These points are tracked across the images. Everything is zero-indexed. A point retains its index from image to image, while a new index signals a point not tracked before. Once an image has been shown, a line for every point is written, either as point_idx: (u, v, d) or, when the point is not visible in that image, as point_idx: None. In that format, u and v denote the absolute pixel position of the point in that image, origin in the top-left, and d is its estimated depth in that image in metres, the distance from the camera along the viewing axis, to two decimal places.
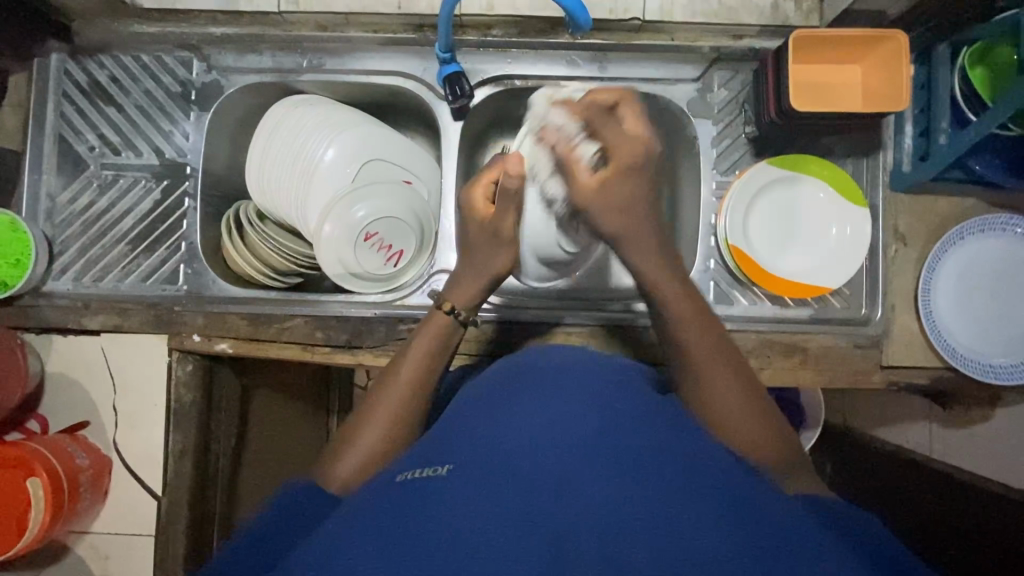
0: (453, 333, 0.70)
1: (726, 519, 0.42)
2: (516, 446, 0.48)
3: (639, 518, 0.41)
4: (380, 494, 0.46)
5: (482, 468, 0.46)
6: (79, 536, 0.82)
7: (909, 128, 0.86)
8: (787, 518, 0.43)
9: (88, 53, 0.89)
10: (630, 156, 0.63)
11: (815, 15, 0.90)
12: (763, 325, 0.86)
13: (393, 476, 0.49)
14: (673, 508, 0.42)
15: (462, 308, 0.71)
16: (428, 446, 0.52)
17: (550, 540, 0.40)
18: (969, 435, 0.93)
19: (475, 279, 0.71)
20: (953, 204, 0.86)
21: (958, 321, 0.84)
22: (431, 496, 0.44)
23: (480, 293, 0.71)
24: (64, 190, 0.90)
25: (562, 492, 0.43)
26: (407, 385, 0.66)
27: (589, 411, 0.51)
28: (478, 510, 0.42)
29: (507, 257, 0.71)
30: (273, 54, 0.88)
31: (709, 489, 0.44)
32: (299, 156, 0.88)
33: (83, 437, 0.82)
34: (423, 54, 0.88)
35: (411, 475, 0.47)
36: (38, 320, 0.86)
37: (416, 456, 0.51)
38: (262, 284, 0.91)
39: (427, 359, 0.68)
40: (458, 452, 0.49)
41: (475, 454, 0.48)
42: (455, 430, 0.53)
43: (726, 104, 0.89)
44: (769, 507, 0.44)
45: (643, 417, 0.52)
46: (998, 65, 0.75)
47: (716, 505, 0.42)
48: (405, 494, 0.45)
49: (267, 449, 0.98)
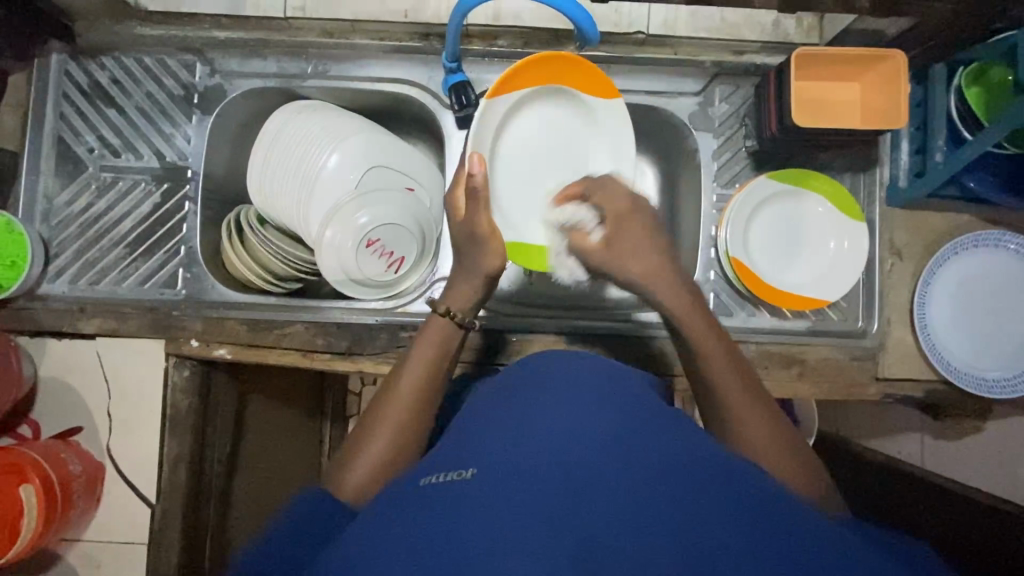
0: (453, 336, 0.71)
1: (748, 518, 0.42)
2: (537, 447, 0.49)
3: (658, 516, 0.42)
4: (401, 498, 0.47)
5: (503, 469, 0.47)
6: (70, 544, 0.80)
7: (905, 145, 0.87)
8: (808, 515, 0.44)
9: (89, 55, 0.88)
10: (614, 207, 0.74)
11: (814, 32, 0.93)
12: (762, 335, 0.87)
13: (416, 480, 0.49)
14: (693, 504, 0.43)
15: (458, 311, 0.73)
16: (447, 452, 0.52)
17: (576, 539, 0.41)
18: (959, 446, 0.96)
19: (471, 280, 0.73)
20: (947, 220, 0.88)
21: (950, 334, 0.85)
22: (453, 500, 0.45)
23: (474, 295, 0.73)
24: (62, 191, 0.88)
25: (582, 495, 0.44)
26: (411, 388, 0.67)
27: (605, 414, 0.52)
28: (505, 510, 0.43)
29: (494, 254, 0.73)
30: (277, 60, 0.88)
31: (730, 488, 0.45)
32: (302, 162, 0.87)
33: (77, 442, 0.81)
34: (428, 63, 0.88)
35: (435, 479, 0.48)
36: (33, 324, 0.84)
37: (434, 463, 0.51)
38: (261, 289, 0.91)
39: (432, 365, 0.69)
40: (478, 456, 0.49)
41: (496, 456, 0.48)
42: (472, 434, 0.53)
43: (726, 118, 0.89)
44: (790, 509, 0.44)
45: (658, 422, 0.52)
46: (993, 86, 0.78)
47: (738, 506, 0.43)
48: (426, 499, 0.45)
49: (261, 456, 0.96)
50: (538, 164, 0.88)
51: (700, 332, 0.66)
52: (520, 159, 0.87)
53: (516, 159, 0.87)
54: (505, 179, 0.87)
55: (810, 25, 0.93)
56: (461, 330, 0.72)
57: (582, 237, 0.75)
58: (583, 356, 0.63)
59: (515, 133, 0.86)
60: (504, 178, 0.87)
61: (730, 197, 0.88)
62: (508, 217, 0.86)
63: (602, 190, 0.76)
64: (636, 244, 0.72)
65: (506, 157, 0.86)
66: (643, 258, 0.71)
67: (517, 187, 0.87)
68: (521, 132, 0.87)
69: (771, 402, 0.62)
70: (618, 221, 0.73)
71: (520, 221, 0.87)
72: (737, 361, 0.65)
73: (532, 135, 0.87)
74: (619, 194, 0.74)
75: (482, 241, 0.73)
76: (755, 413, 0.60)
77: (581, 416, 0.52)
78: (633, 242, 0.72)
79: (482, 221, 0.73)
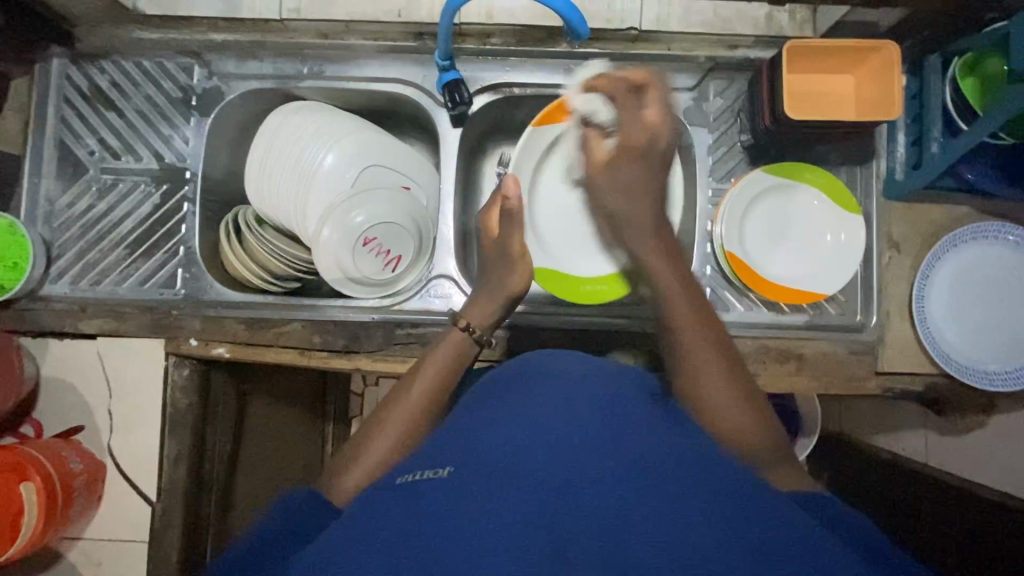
0: (468, 350, 0.73)
1: (731, 515, 0.42)
2: (516, 448, 0.48)
3: (636, 512, 0.42)
4: (380, 498, 0.47)
5: (483, 468, 0.46)
6: (71, 542, 0.81)
7: (901, 137, 0.87)
8: (794, 515, 0.44)
9: (90, 60, 0.90)
10: (635, 138, 0.64)
11: (808, 26, 0.92)
12: (759, 330, 0.87)
13: (396, 480, 0.49)
14: (670, 501, 0.43)
15: (477, 326, 0.75)
16: (429, 451, 0.52)
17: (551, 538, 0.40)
18: (963, 441, 0.94)
19: (492, 298, 0.76)
20: (945, 212, 0.87)
21: (950, 328, 0.85)
22: (429, 499, 0.44)
23: (494, 314, 0.76)
24: (63, 194, 0.90)
25: (555, 491, 0.44)
26: (420, 396, 0.68)
27: (588, 413, 0.52)
28: (474, 505, 0.43)
29: (521, 274, 0.76)
30: (274, 61, 0.89)
31: (712, 485, 0.44)
32: (298, 162, 0.88)
33: (79, 441, 0.82)
34: (422, 62, 0.89)
35: (412, 478, 0.48)
36: (34, 324, 0.86)
37: (417, 460, 0.51)
38: (262, 288, 0.92)
39: (442, 376, 0.70)
40: (459, 455, 0.49)
41: (475, 456, 0.48)
42: (456, 433, 0.53)
43: (721, 113, 0.90)
44: (771, 505, 0.43)
45: (640, 419, 0.52)
46: (987, 77, 0.77)
47: (720, 502, 0.43)
48: (404, 498, 0.45)
49: (262, 454, 0.97)
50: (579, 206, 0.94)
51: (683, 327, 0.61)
52: (565, 195, 0.93)
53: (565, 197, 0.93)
54: (544, 215, 0.94)
55: (803, 18, 0.93)
56: (477, 345, 0.75)
57: (598, 144, 0.70)
58: (560, 356, 0.62)
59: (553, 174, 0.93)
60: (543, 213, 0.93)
61: (725, 192, 0.88)
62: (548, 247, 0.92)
63: (627, 106, 0.66)
64: (630, 189, 0.64)
65: (546, 194, 0.94)
66: (640, 212, 0.64)
67: (558, 222, 0.94)
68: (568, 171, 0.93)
69: (759, 401, 0.60)
70: (630, 152, 0.64)
71: (559, 253, 0.92)
72: (720, 351, 0.60)
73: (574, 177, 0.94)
74: (640, 124, 0.64)
75: (511, 261, 0.76)
76: (734, 407, 0.58)
77: (565, 415, 0.51)
78: (641, 182, 0.64)
79: (515, 243, 0.77)
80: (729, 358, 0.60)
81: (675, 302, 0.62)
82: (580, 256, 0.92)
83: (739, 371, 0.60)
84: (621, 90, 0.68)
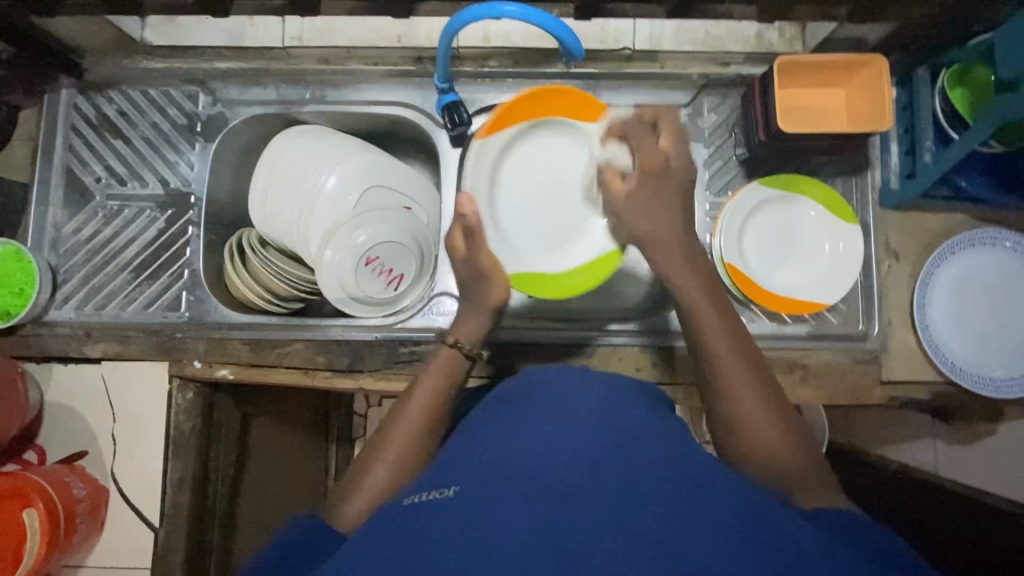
0: (460, 366, 0.73)
1: (740, 531, 0.41)
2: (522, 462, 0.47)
3: (644, 527, 0.41)
4: (383, 520, 0.46)
5: (488, 486, 0.45)
6: (73, 571, 0.80)
7: (894, 147, 0.88)
8: (805, 530, 0.43)
9: (97, 89, 0.92)
10: (653, 163, 0.69)
11: (797, 43, 0.95)
12: (762, 341, 0.87)
13: (400, 501, 0.48)
14: (679, 516, 0.42)
15: (465, 341, 0.75)
16: (433, 470, 0.51)
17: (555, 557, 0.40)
18: (971, 449, 0.93)
19: (477, 314, 0.76)
20: (942, 220, 0.88)
21: (952, 336, 0.85)
22: (433, 521, 0.43)
23: (482, 329, 0.76)
24: (70, 220, 0.91)
25: (562, 505, 0.43)
26: (421, 413, 0.68)
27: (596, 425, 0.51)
28: (477, 526, 0.42)
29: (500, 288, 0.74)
30: (277, 87, 0.91)
31: (721, 500, 0.44)
32: (301, 185, 0.89)
33: (82, 466, 0.81)
34: (422, 85, 0.91)
35: (416, 499, 0.47)
36: (39, 349, 0.87)
37: (421, 480, 0.51)
38: (264, 309, 0.92)
39: (438, 392, 0.70)
40: (462, 473, 0.48)
41: (480, 473, 0.47)
42: (461, 449, 0.53)
43: (716, 127, 0.91)
44: (779, 519, 0.43)
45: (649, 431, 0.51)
46: (975, 86, 0.79)
47: (728, 517, 0.42)
48: (405, 521, 0.44)
49: (265, 478, 0.96)
50: (544, 203, 0.89)
51: (710, 327, 0.64)
52: (525, 197, 0.89)
53: (518, 207, 0.89)
54: (511, 215, 0.88)
55: (792, 35, 0.95)
56: (468, 359, 0.74)
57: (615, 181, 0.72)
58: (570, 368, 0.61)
59: (516, 165, 0.88)
60: (509, 212, 0.88)
61: (722, 205, 0.89)
62: (513, 247, 0.87)
63: (639, 137, 0.71)
64: (650, 208, 0.68)
65: (508, 191, 0.88)
66: (646, 225, 0.68)
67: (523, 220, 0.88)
68: (520, 175, 0.89)
69: (784, 405, 0.59)
70: (647, 176, 0.69)
71: (529, 256, 0.87)
72: (746, 354, 0.62)
73: (538, 168, 0.89)
74: (654, 151, 0.69)
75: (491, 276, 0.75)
76: (769, 424, 0.57)
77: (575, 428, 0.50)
78: (652, 196, 0.68)
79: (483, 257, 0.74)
80: (749, 351, 0.62)
81: (704, 315, 0.64)
82: (542, 257, 0.87)
83: (776, 391, 0.60)
84: (635, 126, 0.73)
